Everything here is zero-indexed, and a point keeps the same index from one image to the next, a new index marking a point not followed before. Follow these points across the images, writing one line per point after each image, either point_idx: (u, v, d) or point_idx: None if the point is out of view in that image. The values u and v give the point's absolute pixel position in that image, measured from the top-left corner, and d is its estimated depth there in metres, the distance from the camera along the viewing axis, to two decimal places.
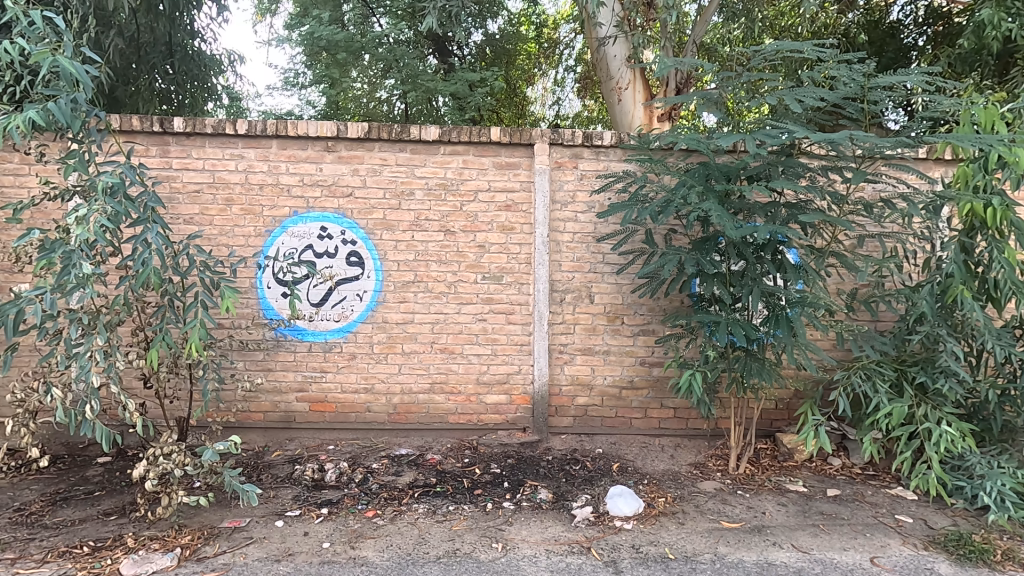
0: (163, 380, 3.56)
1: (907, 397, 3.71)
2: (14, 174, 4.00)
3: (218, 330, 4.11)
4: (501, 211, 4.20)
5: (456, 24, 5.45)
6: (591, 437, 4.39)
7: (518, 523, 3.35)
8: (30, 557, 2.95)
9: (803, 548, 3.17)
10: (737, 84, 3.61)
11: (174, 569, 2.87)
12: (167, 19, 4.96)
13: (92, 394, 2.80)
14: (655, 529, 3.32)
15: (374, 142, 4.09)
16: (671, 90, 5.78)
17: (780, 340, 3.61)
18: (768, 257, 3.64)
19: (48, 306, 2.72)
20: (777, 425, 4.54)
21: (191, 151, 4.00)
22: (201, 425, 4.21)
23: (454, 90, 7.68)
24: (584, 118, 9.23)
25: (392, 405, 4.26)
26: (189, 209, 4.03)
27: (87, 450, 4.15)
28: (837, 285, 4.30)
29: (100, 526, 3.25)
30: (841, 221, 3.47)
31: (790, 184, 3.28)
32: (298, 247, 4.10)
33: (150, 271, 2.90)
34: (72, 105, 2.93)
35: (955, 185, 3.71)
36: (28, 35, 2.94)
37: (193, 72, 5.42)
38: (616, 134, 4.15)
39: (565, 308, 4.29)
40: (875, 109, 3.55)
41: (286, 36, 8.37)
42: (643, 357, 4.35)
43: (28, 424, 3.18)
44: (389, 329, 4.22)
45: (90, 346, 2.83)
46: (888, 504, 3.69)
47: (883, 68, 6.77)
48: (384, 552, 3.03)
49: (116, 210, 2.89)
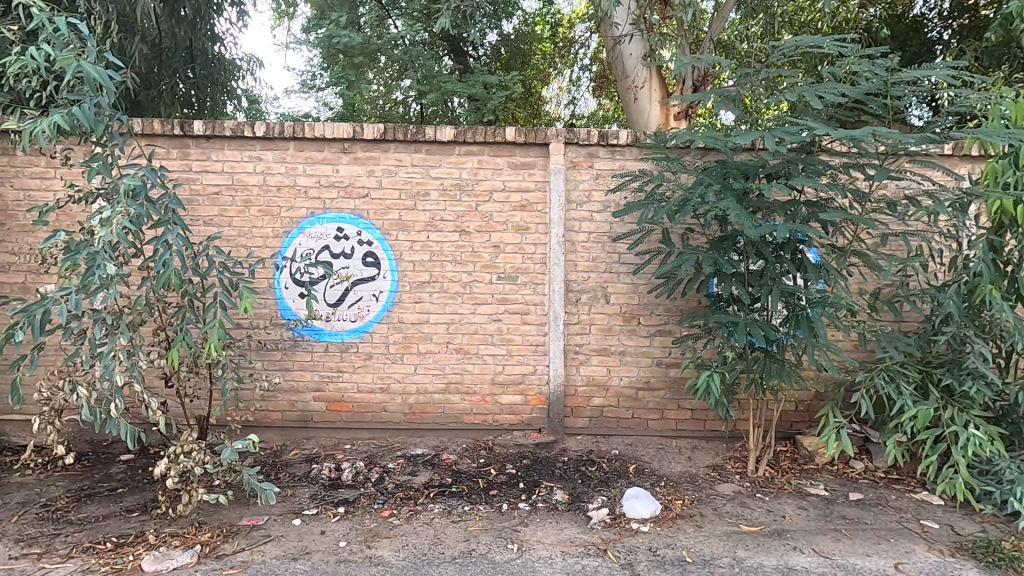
0: (183, 380, 3.62)
1: (932, 399, 3.62)
2: (41, 177, 4.08)
3: (237, 330, 4.16)
4: (516, 211, 4.19)
5: (470, 24, 5.37)
6: (607, 438, 4.36)
7: (533, 524, 3.34)
8: (55, 552, 3.02)
9: (825, 553, 3.11)
10: (756, 81, 3.58)
11: (194, 566, 2.92)
12: (188, 24, 5.00)
13: (117, 393, 2.89)
14: (673, 532, 3.29)
15: (390, 143, 4.11)
16: (688, 88, 5.63)
17: (800, 340, 3.55)
18: (787, 257, 3.59)
19: (73, 306, 2.82)
20: (797, 427, 4.45)
21: (210, 154, 4.05)
22: (221, 424, 4.26)
23: (471, 92, 7.59)
24: (600, 118, 9.13)
25: (408, 405, 4.28)
26: (209, 210, 4.09)
27: (111, 448, 4.23)
28: (859, 284, 4.21)
29: (123, 522, 3.31)
30: (863, 220, 3.41)
31: (810, 182, 3.25)
32: (315, 247, 4.14)
33: (171, 272, 2.98)
34: (95, 109, 3.00)
35: (983, 182, 3.58)
36: (54, 41, 3.02)
37: (214, 76, 5.52)
38: (632, 133, 4.10)
39: (581, 308, 4.26)
40: (899, 105, 3.47)
41: (304, 39, 8.39)
42: (660, 358, 4.30)
43: (54, 421, 3.26)
44: (405, 329, 4.23)
45: (113, 346, 2.91)
46: (913, 509, 3.61)
47: (907, 63, 6.61)
48: (400, 552, 3.04)
49: (138, 212, 2.96)
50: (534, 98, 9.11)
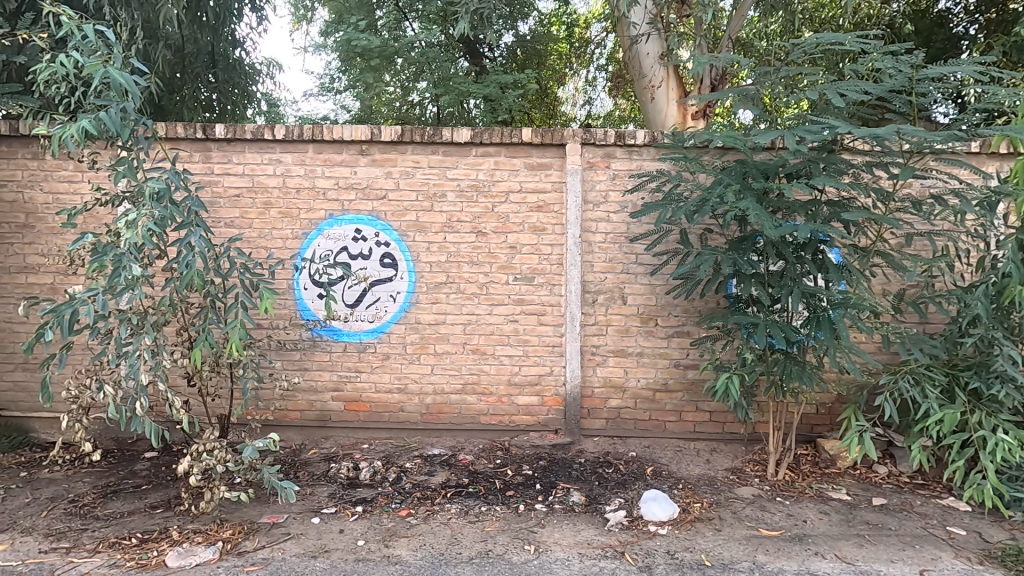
0: (206, 379, 3.68)
1: (959, 403, 3.54)
2: (69, 181, 4.19)
3: (257, 330, 4.22)
4: (533, 212, 4.19)
5: (487, 26, 5.42)
6: (624, 440, 4.33)
7: (550, 525, 3.33)
8: (83, 547, 3.09)
9: (847, 558, 3.05)
10: (775, 79, 3.53)
11: (216, 562, 2.97)
12: (210, 29, 5.08)
13: (142, 392, 2.96)
14: (691, 535, 3.25)
15: (408, 145, 4.14)
16: (706, 87, 5.58)
17: (821, 342, 3.49)
18: (808, 257, 3.53)
19: (100, 307, 2.89)
20: (818, 430, 4.38)
21: (232, 156, 4.12)
22: (241, 423, 4.32)
23: (487, 92, 7.52)
24: (616, 118, 9.13)
25: (425, 405, 4.30)
26: (230, 212, 4.16)
27: (136, 445, 4.32)
28: (882, 285, 4.13)
29: (147, 518, 3.38)
30: (886, 219, 3.35)
31: (832, 182, 3.19)
32: (333, 249, 4.18)
33: (194, 273, 3.04)
34: (121, 114, 3.08)
35: (1013, 180, 3.49)
36: (81, 48, 3.09)
37: (235, 80, 5.60)
38: (649, 133, 4.07)
39: (598, 309, 4.25)
40: (923, 102, 3.40)
41: (322, 43, 8.51)
42: (678, 359, 4.26)
43: (82, 419, 3.34)
44: (422, 329, 4.25)
45: (138, 346, 2.98)
46: (939, 515, 3.52)
47: (932, 59, 6.50)
48: (417, 552, 3.05)
49: (162, 214, 3.02)
50: (549, 98, 9.15)
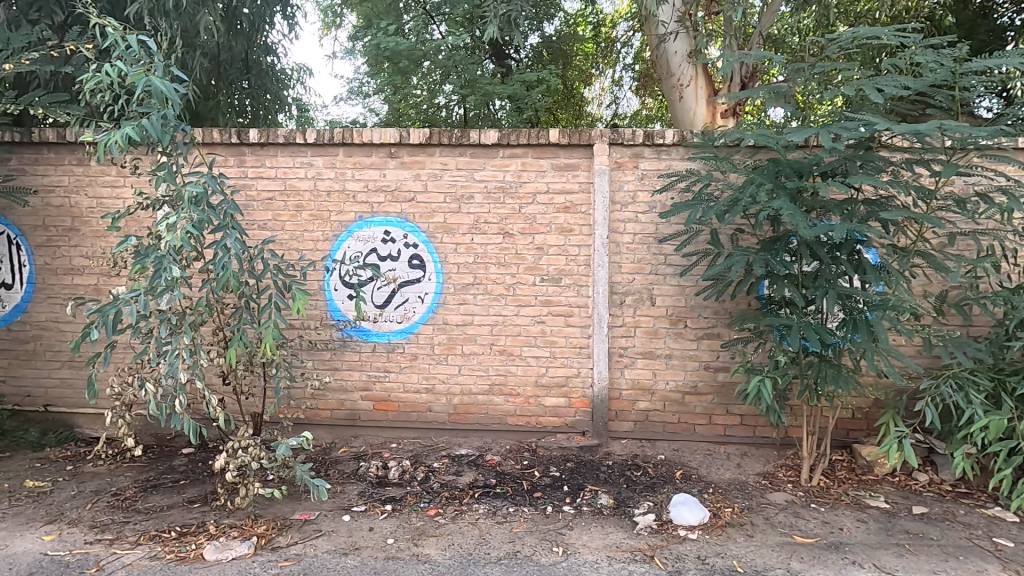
0: (240, 378, 3.77)
1: (1006, 409, 3.40)
2: (112, 186, 4.35)
3: (289, 330, 4.31)
4: (561, 213, 4.17)
5: (512, 28, 5.43)
6: (652, 443, 4.27)
7: (578, 527, 3.32)
8: (125, 539, 3.20)
9: (886, 568, 2.96)
10: (809, 75, 3.44)
11: (251, 556, 3.04)
12: (244, 37, 5.23)
13: (180, 389, 3.05)
14: (723, 541, 3.20)
15: (436, 147, 4.17)
16: (736, 85, 5.49)
17: (857, 344, 3.39)
18: (844, 257, 3.43)
19: (142, 307, 3.00)
20: (854, 436, 4.25)
21: (265, 161, 4.22)
22: (273, 421, 4.42)
23: (511, 92, 7.60)
24: (642, 117, 9.05)
25: (452, 405, 4.32)
26: (263, 215, 4.26)
27: (174, 441, 4.46)
28: (922, 287, 3.98)
29: (185, 512, 3.48)
30: (926, 218, 3.23)
31: (870, 180, 3.10)
32: (363, 251, 4.24)
33: (229, 275, 3.13)
34: (162, 121, 3.19)
35: None
36: (125, 58, 3.19)
37: (268, 87, 5.74)
38: (678, 132, 4.02)
39: (626, 310, 4.21)
40: (967, 96, 3.29)
41: (352, 48, 8.65)
42: (708, 362, 4.19)
43: (124, 415, 3.47)
44: (449, 330, 4.28)
45: (177, 345, 3.09)
46: (984, 525, 3.38)
47: (975, 51, 6.33)
48: (446, 552, 3.07)
49: (200, 217, 3.11)
50: (575, 98, 9.13)
